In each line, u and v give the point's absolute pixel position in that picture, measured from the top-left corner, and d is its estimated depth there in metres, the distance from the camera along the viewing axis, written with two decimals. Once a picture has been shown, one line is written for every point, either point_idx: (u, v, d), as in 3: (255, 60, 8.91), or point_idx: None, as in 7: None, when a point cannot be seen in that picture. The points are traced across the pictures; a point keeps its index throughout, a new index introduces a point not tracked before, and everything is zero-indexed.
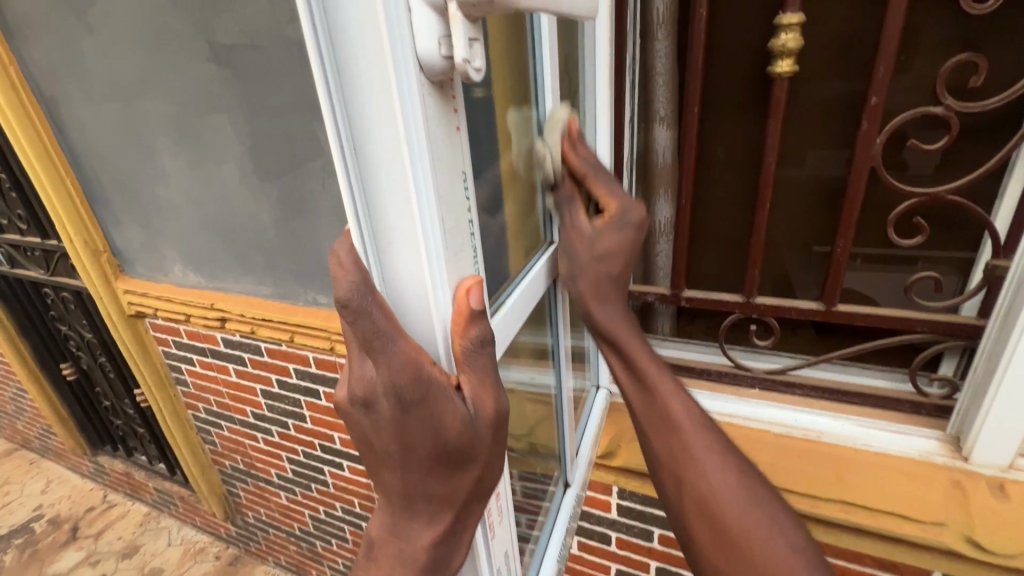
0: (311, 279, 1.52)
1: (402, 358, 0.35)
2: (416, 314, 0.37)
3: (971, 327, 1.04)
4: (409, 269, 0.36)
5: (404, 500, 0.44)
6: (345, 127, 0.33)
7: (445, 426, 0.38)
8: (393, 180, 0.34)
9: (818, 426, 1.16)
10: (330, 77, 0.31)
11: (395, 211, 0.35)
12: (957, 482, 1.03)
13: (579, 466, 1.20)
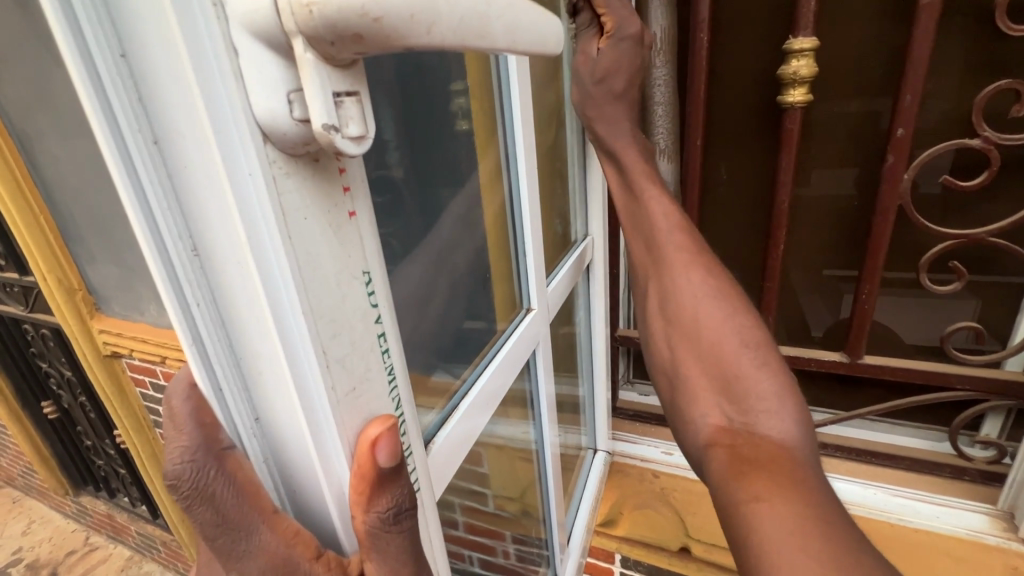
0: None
1: (263, 559, 0.30)
2: (304, 472, 0.32)
3: (1019, 385, 0.91)
4: (283, 411, 0.30)
5: None
6: (175, 223, 0.26)
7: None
8: (245, 293, 0.27)
9: (845, 495, 1.02)
10: (147, 160, 0.24)
11: (255, 332, 0.28)
12: (1015, 568, 0.88)
13: (572, 553, 1.07)
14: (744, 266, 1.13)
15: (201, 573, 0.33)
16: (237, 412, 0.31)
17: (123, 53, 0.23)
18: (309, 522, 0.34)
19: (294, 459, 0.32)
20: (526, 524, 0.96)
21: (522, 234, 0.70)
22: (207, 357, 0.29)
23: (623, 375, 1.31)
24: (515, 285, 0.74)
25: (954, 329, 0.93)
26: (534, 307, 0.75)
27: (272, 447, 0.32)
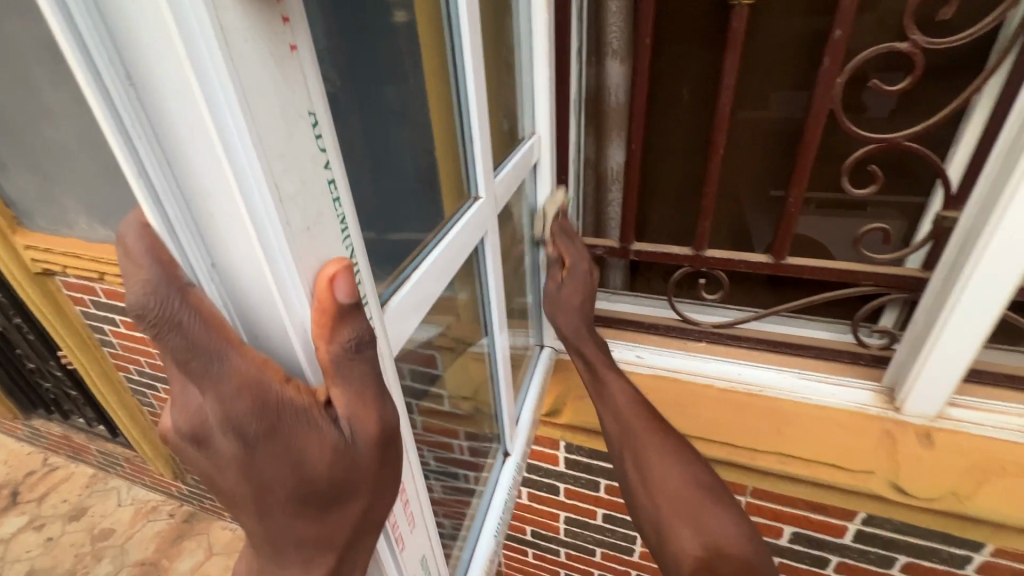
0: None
1: (236, 379, 0.33)
2: (266, 315, 0.34)
3: (914, 281, 1.02)
4: (239, 250, 0.32)
5: (269, 545, 0.39)
6: (107, 50, 0.26)
7: (307, 458, 0.36)
8: (192, 126, 0.28)
9: (760, 380, 1.16)
10: None
11: (203, 166, 0.29)
12: (887, 431, 1.05)
13: (519, 437, 1.13)
14: (686, 175, 1.16)
15: (176, 404, 0.35)
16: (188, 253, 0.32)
17: None
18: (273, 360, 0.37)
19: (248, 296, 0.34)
20: (478, 420, 1.04)
21: (471, 119, 0.68)
22: (158, 198, 0.30)
23: None
24: (461, 172, 0.73)
25: (865, 230, 1.01)
26: (481, 197, 0.74)
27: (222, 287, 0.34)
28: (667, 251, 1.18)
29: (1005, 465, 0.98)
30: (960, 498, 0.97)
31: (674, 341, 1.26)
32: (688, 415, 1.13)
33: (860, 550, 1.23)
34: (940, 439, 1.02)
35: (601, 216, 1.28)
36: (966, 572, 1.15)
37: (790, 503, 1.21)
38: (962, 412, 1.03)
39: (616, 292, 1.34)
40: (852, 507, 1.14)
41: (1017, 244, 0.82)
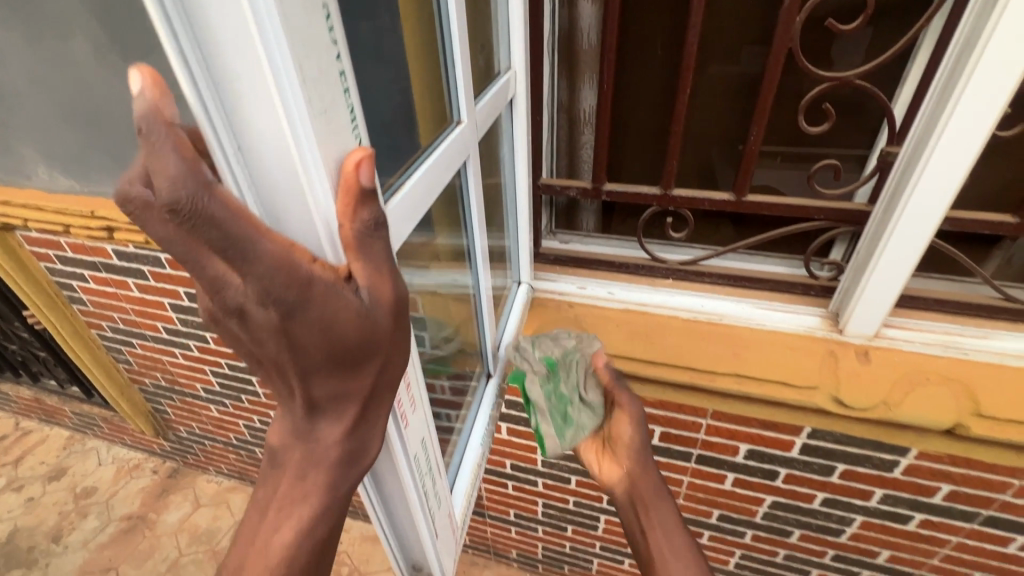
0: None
1: (272, 261, 0.41)
2: (289, 187, 0.43)
3: (858, 213, 1.11)
4: (268, 131, 0.40)
5: (309, 398, 0.52)
6: None
7: (338, 322, 0.47)
8: (234, 35, 0.35)
9: (720, 310, 1.26)
10: None
11: (235, 56, 0.36)
12: (831, 351, 1.16)
13: (501, 358, 1.20)
14: (655, 115, 1.21)
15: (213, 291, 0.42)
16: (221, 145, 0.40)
17: None
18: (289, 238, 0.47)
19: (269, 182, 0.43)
20: (461, 360, 1.08)
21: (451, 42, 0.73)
22: (194, 84, 0.37)
23: (547, 226, 1.42)
24: (445, 96, 0.77)
25: (818, 167, 1.09)
26: (463, 121, 0.79)
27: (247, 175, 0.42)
28: (637, 191, 1.24)
29: (929, 376, 1.10)
30: (889, 405, 1.10)
31: (643, 279, 1.34)
32: (654, 344, 1.24)
33: (805, 461, 1.37)
34: (875, 355, 1.14)
35: (575, 158, 1.34)
36: (894, 475, 1.31)
37: (744, 422, 1.33)
38: (896, 332, 1.15)
39: (590, 235, 1.43)
40: (799, 422, 1.28)
41: (960, 149, 0.89)
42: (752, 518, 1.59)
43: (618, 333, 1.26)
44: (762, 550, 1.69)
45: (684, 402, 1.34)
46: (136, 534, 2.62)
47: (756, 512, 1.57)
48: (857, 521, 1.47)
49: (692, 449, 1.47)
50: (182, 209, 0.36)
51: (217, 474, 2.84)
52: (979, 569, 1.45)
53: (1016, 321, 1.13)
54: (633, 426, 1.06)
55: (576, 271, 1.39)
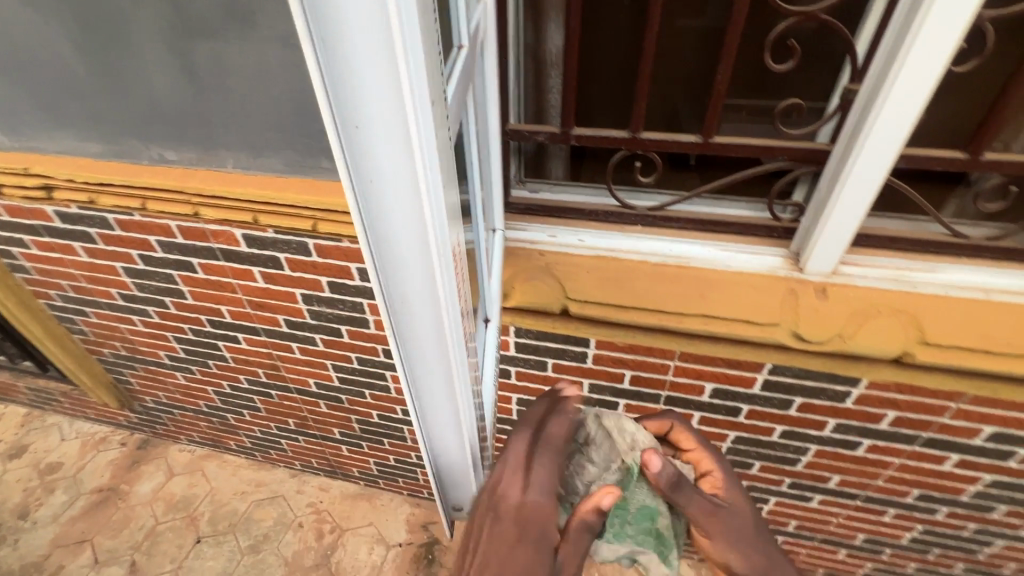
0: (181, 140, 1.38)
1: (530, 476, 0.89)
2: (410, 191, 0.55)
3: (820, 153, 1.13)
4: (394, 149, 0.51)
5: (510, 523, 0.85)
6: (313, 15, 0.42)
7: (532, 510, 0.85)
8: (377, 80, 0.46)
9: (690, 253, 1.27)
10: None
11: (374, 91, 0.47)
12: (792, 289, 1.21)
13: (494, 303, 1.17)
14: (624, 55, 1.18)
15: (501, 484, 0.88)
16: (338, 126, 0.50)
17: None
18: (385, 207, 0.57)
19: (374, 159, 0.52)
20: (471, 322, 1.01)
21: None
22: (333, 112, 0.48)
23: (515, 175, 1.40)
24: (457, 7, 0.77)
25: (783, 105, 1.10)
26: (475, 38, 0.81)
27: (354, 152, 0.52)
28: (607, 135, 1.22)
29: (881, 308, 1.17)
30: (844, 338, 1.17)
31: (614, 226, 1.33)
32: (625, 288, 1.26)
33: (766, 397, 1.45)
34: (833, 292, 1.19)
35: (542, 104, 1.33)
36: (846, 405, 1.40)
37: (710, 362, 1.39)
38: (854, 269, 1.20)
39: (559, 183, 1.42)
40: (760, 359, 1.34)
41: (914, 95, 0.92)
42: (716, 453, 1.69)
43: (589, 280, 1.28)
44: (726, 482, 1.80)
45: (654, 345, 1.38)
46: (110, 506, 2.59)
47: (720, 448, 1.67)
48: (812, 450, 1.57)
49: (661, 391, 1.53)
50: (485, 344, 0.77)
51: (188, 444, 2.80)
52: (919, 487, 1.59)
53: (963, 255, 1.19)
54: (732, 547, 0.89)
55: (547, 220, 1.37)
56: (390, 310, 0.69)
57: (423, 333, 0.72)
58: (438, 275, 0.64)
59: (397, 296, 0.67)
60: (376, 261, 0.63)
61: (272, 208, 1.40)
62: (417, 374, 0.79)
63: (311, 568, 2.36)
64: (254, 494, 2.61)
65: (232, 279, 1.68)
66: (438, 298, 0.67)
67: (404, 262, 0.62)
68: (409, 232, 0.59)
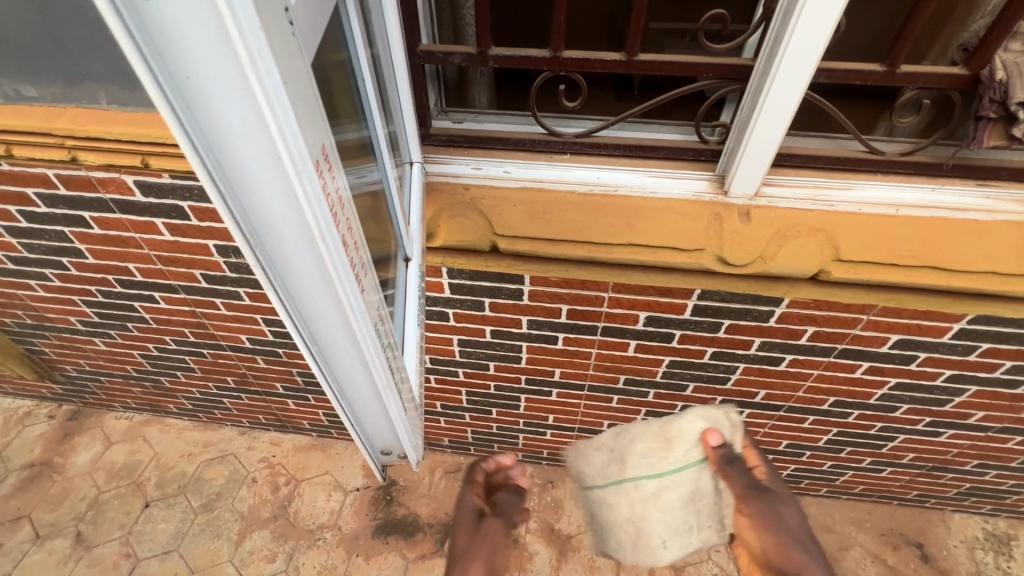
0: (40, 72, 1.19)
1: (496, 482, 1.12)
2: (301, 230, 0.55)
3: (745, 69, 1.09)
4: (275, 196, 0.51)
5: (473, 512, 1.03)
6: (163, 78, 0.41)
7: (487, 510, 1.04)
8: (243, 129, 0.45)
9: (615, 181, 1.24)
10: (137, 35, 0.38)
11: (242, 143, 0.46)
12: (717, 213, 1.20)
13: (415, 239, 1.12)
14: None
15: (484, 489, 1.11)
16: (131, 19, 0.37)
17: None
18: (218, 114, 0.44)
19: (186, 47, 0.40)
20: (385, 268, 0.96)
21: None
22: (210, 173, 0.48)
23: (436, 105, 1.31)
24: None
25: (706, 19, 1.04)
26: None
27: (154, 42, 0.39)
28: (527, 55, 1.13)
29: (801, 228, 1.19)
30: (765, 260, 1.19)
31: (542, 156, 1.28)
32: (554, 220, 1.22)
33: (696, 322, 1.49)
34: (756, 214, 1.20)
35: (458, 24, 1.24)
36: (770, 324, 1.46)
37: (643, 291, 1.40)
38: (775, 191, 1.20)
39: (483, 113, 1.34)
40: (690, 285, 1.35)
41: (821, 21, 0.91)
42: (653, 378, 1.75)
43: (516, 213, 1.23)
44: (663, 405, 1.89)
45: (587, 278, 1.37)
46: (44, 480, 2.47)
47: (656, 373, 1.72)
48: (740, 368, 1.65)
49: (597, 323, 1.55)
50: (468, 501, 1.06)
51: (125, 411, 2.67)
52: (834, 394, 1.71)
53: (878, 171, 1.21)
54: (767, 534, 0.88)
55: (471, 151, 1.29)
56: (286, 289, 0.62)
57: (310, 279, 0.61)
58: (306, 204, 0.52)
59: (268, 233, 0.55)
60: (225, 192, 0.50)
61: (160, 148, 1.24)
62: (315, 327, 0.68)
63: (268, 520, 2.36)
64: (202, 455, 2.55)
65: (134, 234, 1.52)
66: (312, 236, 0.56)
67: (268, 189, 0.50)
68: (262, 152, 0.47)
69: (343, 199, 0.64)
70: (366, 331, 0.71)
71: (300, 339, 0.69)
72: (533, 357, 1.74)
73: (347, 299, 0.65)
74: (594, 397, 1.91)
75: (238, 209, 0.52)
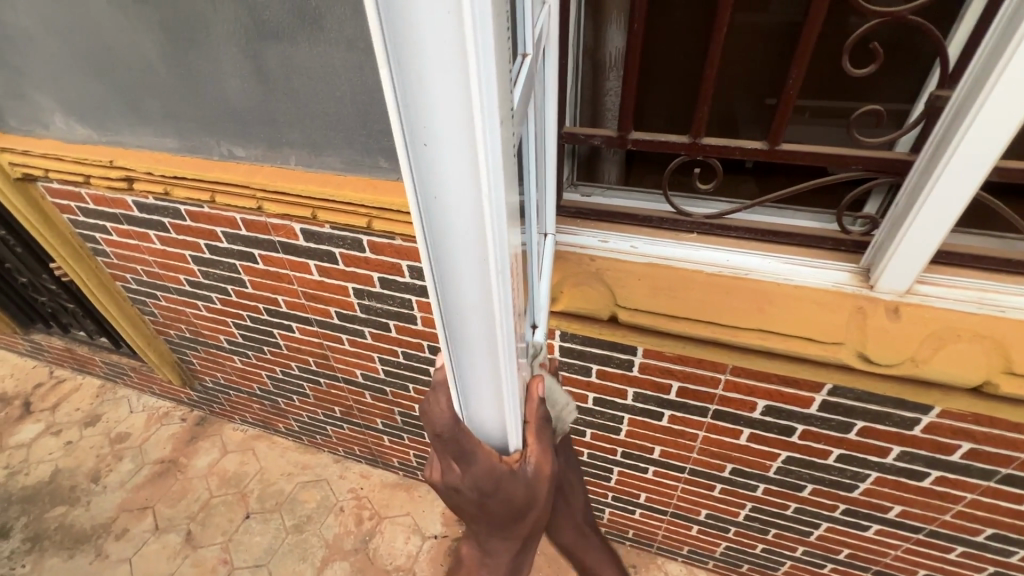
0: (250, 137, 1.45)
1: (482, 465, 0.78)
2: (484, 318, 0.61)
3: (899, 163, 1.05)
4: (471, 288, 0.58)
5: (493, 502, 0.82)
6: (418, 191, 0.50)
7: (514, 489, 0.81)
8: (464, 235, 0.53)
9: (746, 265, 1.22)
10: (411, 165, 0.48)
11: (460, 246, 0.54)
12: (860, 307, 1.14)
13: (542, 308, 1.17)
14: (694, 59, 1.14)
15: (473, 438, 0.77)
16: (410, 153, 0.47)
17: (407, 122, 0.45)
18: (448, 222, 0.52)
19: (442, 179, 0.48)
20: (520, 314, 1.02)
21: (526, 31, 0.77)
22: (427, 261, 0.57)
23: (568, 178, 1.38)
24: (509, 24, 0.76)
25: (859, 113, 1.03)
26: (528, 54, 0.79)
27: (421, 169, 0.48)
28: (667, 140, 1.18)
29: (959, 334, 1.08)
30: (917, 362, 1.09)
31: (668, 233, 1.30)
32: (679, 298, 1.23)
33: (823, 418, 1.37)
34: (906, 312, 1.11)
35: (599, 107, 1.33)
36: (914, 433, 1.31)
37: (765, 378, 1.34)
38: (930, 288, 1.11)
39: (611, 187, 1.39)
40: (820, 379, 1.27)
41: (999, 130, 0.87)
42: (765, 472, 1.62)
43: (641, 288, 1.25)
44: (773, 503, 1.73)
45: (704, 358, 1.33)
46: (169, 477, 2.76)
47: (769, 467, 1.60)
48: (871, 477, 1.48)
49: (710, 405, 1.48)
50: (485, 484, 0.80)
51: (242, 424, 2.95)
52: (993, 526, 1.46)
53: None
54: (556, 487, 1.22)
55: (598, 224, 1.35)
56: (457, 359, 0.68)
57: (479, 357, 0.67)
58: (496, 296, 0.58)
59: (458, 319, 0.63)
60: (436, 278, 0.58)
61: (328, 204, 1.44)
62: (471, 396, 0.73)
63: (349, 552, 2.43)
64: (300, 476, 2.72)
65: (290, 271, 1.74)
66: (493, 322, 0.61)
67: (469, 285, 0.57)
68: (475, 255, 0.54)
69: (517, 296, 0.69)
70: (513, 411, 0.75)
71: (459, 409, 0.77)
72: (633, 430, 1.70)
73: (505, 382, 0.69)
74: (694, 482, 1.79)
75: (442, 291, 0.60)
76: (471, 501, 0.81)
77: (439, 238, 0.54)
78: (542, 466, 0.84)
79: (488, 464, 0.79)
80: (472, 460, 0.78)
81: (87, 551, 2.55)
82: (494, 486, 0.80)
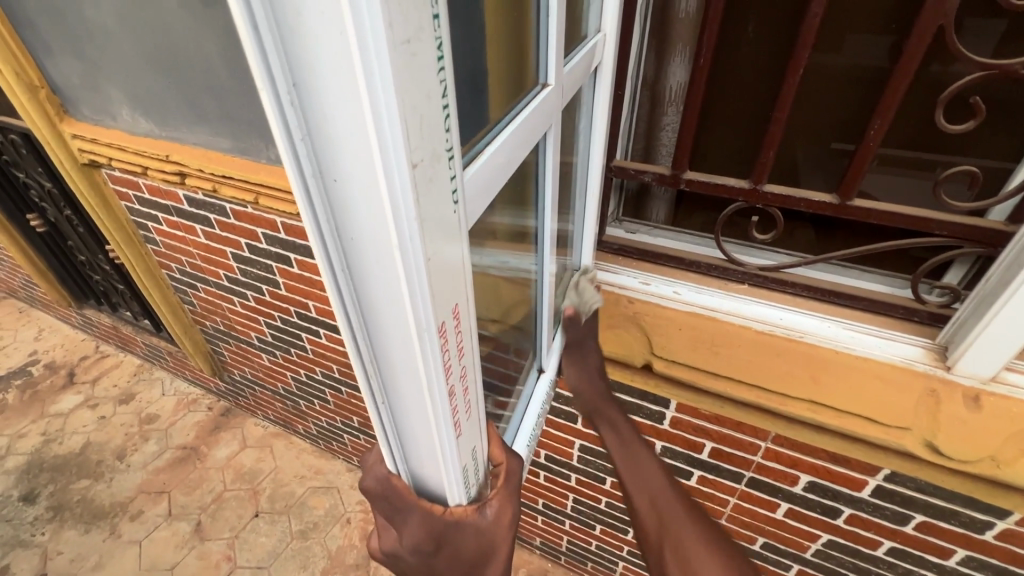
0: None
1: (417, 520, 0.69)
2: (412, 376, 0.51)
3: (993, 233, 0.93)
4: (396, 340, 0.48)
5: (436, 559, 0.72)
6: (331, 233, 0.41)
7: (458, 541, 0.71)
8: (383, 284, 0.43)
9: (802, 326, 1.11)
10: (319, 204, 0.39)
11: (381, 295, 0.45)
12: (932, 390, 1.01)
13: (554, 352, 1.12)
14: (763, 100, 1.06)
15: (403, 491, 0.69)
16: (315, 191, 0.38)
17: (313, 150, 0.36)
18: (366, 267, 0.43)
19: (357, 219, 0.40)
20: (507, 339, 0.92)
21: (547, 50, 0.65)
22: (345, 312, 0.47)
23: (613, 212, 1.31)
24: (532, 50, 0.66)
25: (952, 172, 0.91)
26: (549, 84, 0.68)
27: (331, 207, 0.39)
28: (722, 183, 1.09)
29: None
30: (998, 463, 0.96)
31: (715, 282, 1.21)
32: (722, 354, 1.12)
33: (875, 505, 1.22)
34: (988, 403, 0.98)
35: (652, 142, 1.25)
36: (984, 537, 1.14)
37: (811, 452, 1.20)
38: (1018, 377, 0.98)
39: (657, 227, 1.31)
40: (877, 463, 1.13)
41: None
42: (802, 552, 1.46)
43: (680, 338, 1.16)
44: None
45: (744, 421, 1.22)
46: (188, 464, 2.80)
47: (806, 548, 1.44)
48: None
49: (745, 471, 1.35)
50: (423, 539, 0.70)
51: (263, 420, 2.97)
52: None
53: None
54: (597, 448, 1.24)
55: (640, 264, 1.27)
56: (392, 418, 0.58)
57: (414, 417, 0.57)
58: (422, 359, 0.48)
59: (389, 376, 0.53)
60: (357, 331, 0.49)
61: None
62: (410, 454, 0.63)
63: (350, 567, 2.38)
64: (313, 481, 2.70)
65: None
66: (422, 385, 0.51)
67: (394, 338, 0.48)
68: (396, 307, 0.45)
69: (466, 352, 0.58)
70: (456, 475, 0.64)
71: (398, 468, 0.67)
72: None
73: (442, 447, 0.59)
74: None
75: (368, 345, 0.50)
76: (418, 566, 0.73)
77: (358, 285, 0.45)
78: (503, 512, 0.75)
79: (423, 519, 0.69)
80: (408, 515, 0.70)
81: (102, 527, 2.60)
82: (436, 543, 0.70)
